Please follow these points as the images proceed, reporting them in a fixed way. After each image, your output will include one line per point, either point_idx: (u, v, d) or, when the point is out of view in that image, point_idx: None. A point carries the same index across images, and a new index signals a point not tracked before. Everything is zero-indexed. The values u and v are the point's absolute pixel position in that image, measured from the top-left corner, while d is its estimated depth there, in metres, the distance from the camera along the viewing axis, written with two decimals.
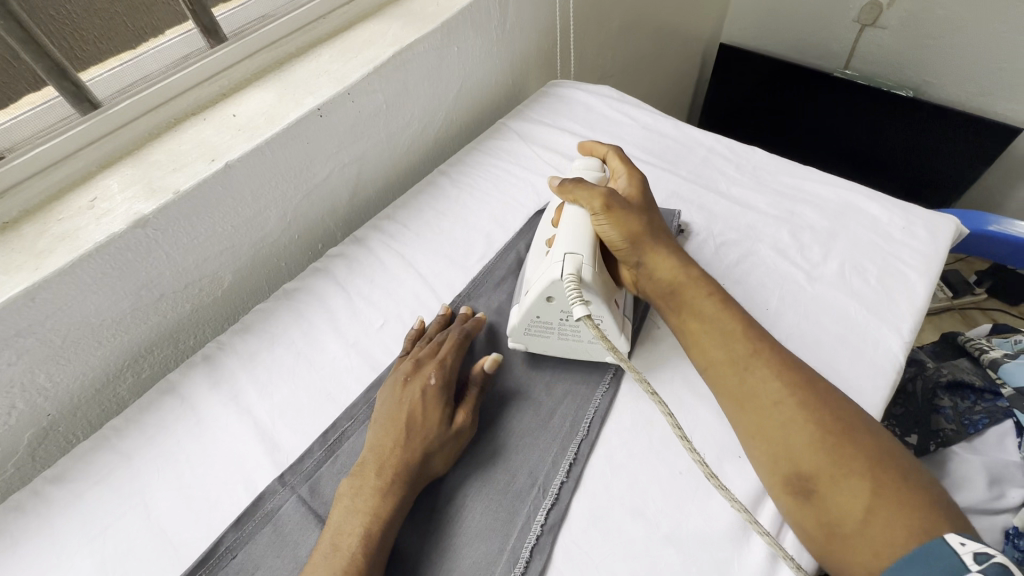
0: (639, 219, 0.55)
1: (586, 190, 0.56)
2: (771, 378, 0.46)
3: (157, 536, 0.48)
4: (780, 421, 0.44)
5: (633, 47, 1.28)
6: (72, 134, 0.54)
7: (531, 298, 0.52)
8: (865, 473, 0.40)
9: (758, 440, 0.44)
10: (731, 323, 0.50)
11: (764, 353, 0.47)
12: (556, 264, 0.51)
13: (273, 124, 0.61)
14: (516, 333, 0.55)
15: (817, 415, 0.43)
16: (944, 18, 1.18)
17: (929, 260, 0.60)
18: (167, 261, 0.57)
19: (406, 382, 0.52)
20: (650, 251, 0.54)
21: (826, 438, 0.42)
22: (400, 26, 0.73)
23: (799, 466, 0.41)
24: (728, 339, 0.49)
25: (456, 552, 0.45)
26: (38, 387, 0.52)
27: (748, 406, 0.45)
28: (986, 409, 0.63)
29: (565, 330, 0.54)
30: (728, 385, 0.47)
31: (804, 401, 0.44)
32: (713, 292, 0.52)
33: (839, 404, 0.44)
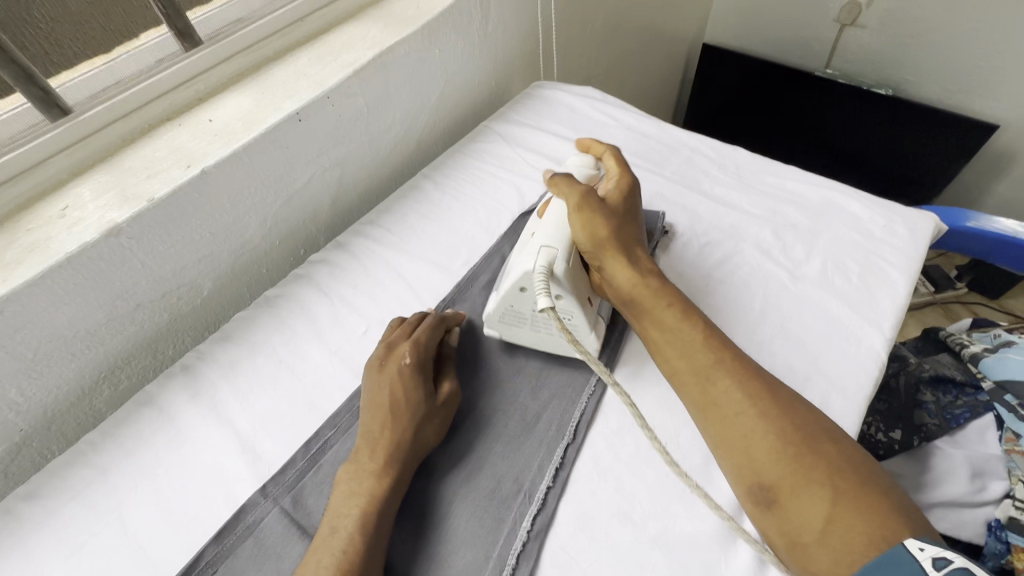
0: (608, 223, 0.53)
1: (564, 190, 0.55)
2: (735, 389, 0.44)
3: (135, 552, 0.46)
4: (742, 431, 0.43)
5: (617, 47, 1.28)
6: (41, 141, 0.53)
7: (506, 288, 0.53)
8: (826, 482, 0.39)
9: (723, 448, 0.43)
10: (695, 334, 0.48)
11: (728, 362, 0.46)
12: (531, 256, 0.52)
13: (250, 129, 0.60)
14: (492, 320, 0.57)
15: (778, 424, 0.42)
16: (922, 17, 1.20)
17: (909, 257, 0.61)
18: (143, 270, 0.55)
19: (382, 365, 0.52)
20: (613, 257, 0.53)
21: (787, 448, 0.41)
22: (381, 28, 0.72)
23: (761, 476, 0.41)
24: (692, 349, 0.48)
25: (442, 561, 0.44)
26: (9, 402, 0.51)
27: (712, 416, 0.45)
28: (968, 403, 0.64)
29: (536, 322, 0.54)
30: (691, 395, 0.46)
31: (765, 411, 0.43)
32: (676, 302, 0.50)
33: (801, 412, 0.43)
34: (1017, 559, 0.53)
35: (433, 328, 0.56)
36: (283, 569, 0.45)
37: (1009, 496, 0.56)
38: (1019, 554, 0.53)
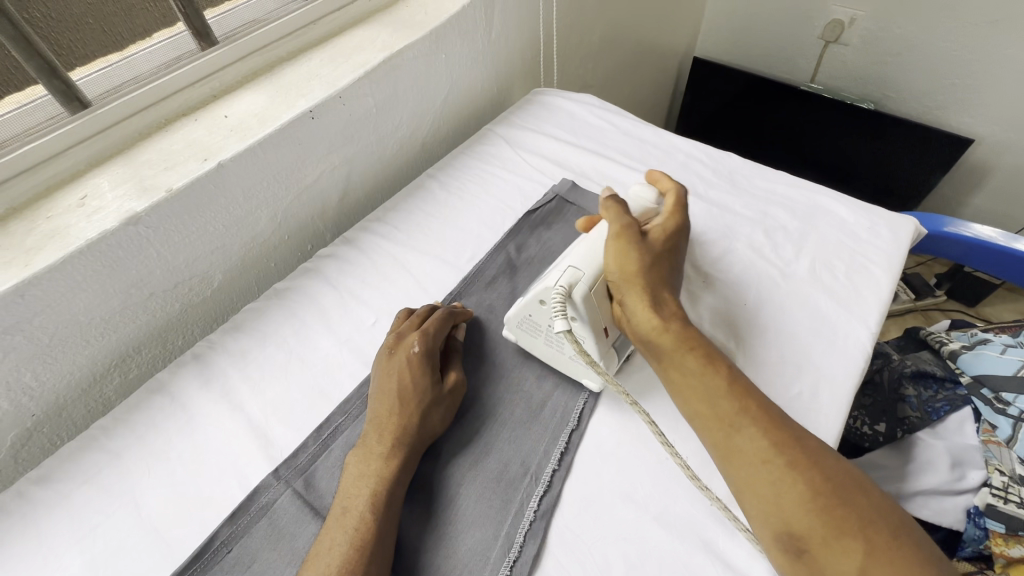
0: (641, 260, 0.51)
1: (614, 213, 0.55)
2: (761, 437, 0.43)
3: (149, 532, 0.47)
4: (770, 481, 0.41)
5: (613, 57, 1.32)
6: (62, 132, 0.54)
7: (528, 297, 0.54)
8: (859, 533, 0.38)
9: (747, 495, 0.42)
10: (719, 379, 0.47)
11: (753, 409, 0.45)
12: (557, 272, 0.53)
13: (265, 125, 0.62)
14: (511, 325, 0.58)
15: (806, 473, 0.41)
16: (901, 36, 1.26)
17: (892, 257, 0.64)
18: (158, 260, 0.57)
19: (390, 354, 0.54)
20: (637, 296, 0.51)
21: (817, 499, 0.40)
22: (390, 33, 0.75)
23: (790, 526, 0.40)
24: (716, 395, 0.46)
25: (452, 540, 0.46)
26: (23, 386, 0.51)
27: (736, 462, 0.43)
28: (947, 397, 0.67)
29: (551, 338, 0.55)
30: (714, 441, 0.45)
31: (793, 461, 0.42)
32: (699, 346, 0.49)
33: (825, 462, 0.42)
34: (995, 544, 0.55)
35: (441, 319, 0.57)
36: (297, 549, 0.46)
37: (986, 484, 0.59)
38: (996, 539, 0.56)
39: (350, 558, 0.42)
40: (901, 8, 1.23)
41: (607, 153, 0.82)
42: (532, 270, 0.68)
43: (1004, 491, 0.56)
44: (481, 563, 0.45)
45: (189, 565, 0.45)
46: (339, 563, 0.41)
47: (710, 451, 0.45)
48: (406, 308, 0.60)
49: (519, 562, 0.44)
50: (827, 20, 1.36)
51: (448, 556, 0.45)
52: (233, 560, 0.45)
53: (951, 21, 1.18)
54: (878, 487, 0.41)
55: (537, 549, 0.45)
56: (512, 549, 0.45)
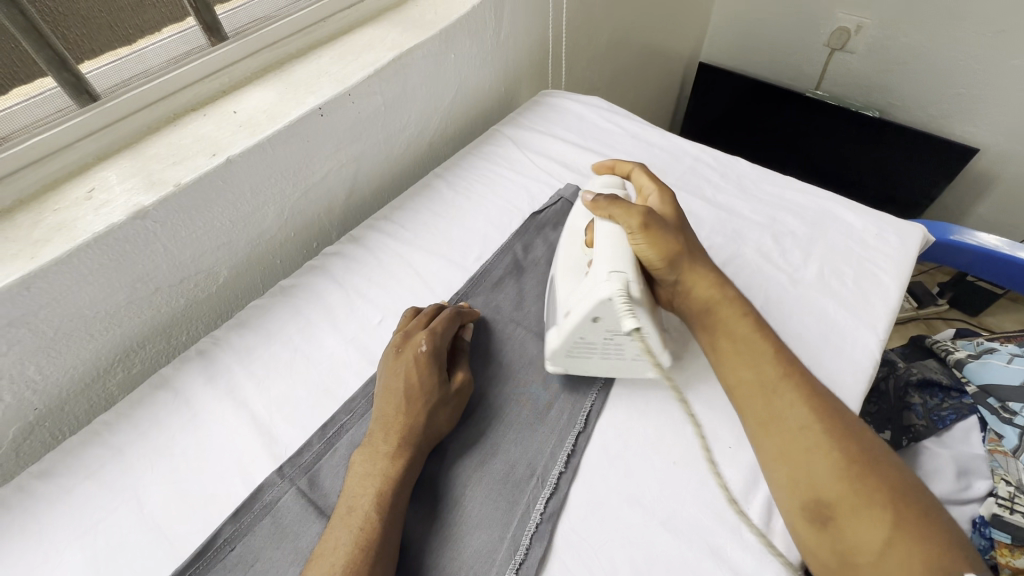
0: (675, 239, 0.54)
1: (621, 209, 0.55)
2: (801, 406, 0.46)
3: (151, 529, 0.47)
4: (804, 447, 0.44)
5: (621, 60, 1.32)
6: (71, 124, 0.54)
7: (578, 319, 0.50)
8: (887, 504, 0.40)
9: (780, 461, 0.45)
10: (765, 346, 0.50)
11: (796, 380, 0.48)
12: (602, 283, 0.50)
13: (275, 122, 0.61)
14: (557, 356, 0.53)
15: (841, 443, 0.44)
16: (907, 44, 1.26)
17: (901, 264, 0.64)
18: (165, 254, 0.56)
19: (398, 352, 0.53)
20: (689, 270, 0.55)
21: (851, 467, 0.42)
22: (400, 31, 0.75)
23: (820, 493, 0.42)
24: (762, 364, 0.49)
25: (458, 541, 0.46)
26: (27, 379, 0.51)
27: (773, 429, 0.46)
28: (953, 405, 0.66)
29: (608, 349, 0.52)
30: (754, 408, 0.48)
31: (831, 429, 0.45)
32: (749, 314, 0.53)
33: (859, 435, 0.45)
34: (1001, 555, 0.55)
35: (448, 319, 0.57)
36: (301, 548, 0.45)
37: (992, 493, 0.59)
38: (1002, 549, 0.55)
39: (356, 556, 0.41)
40: (908, 17, 1.23)
41: (615, 155, 0.82)
42: (539, 271, 0.67)
43: (1010, 501, 0.56)
44: (486, 565, 0.44)
45: (192, 562, 0.44)
46: (345, 563, 0.41)
47: (748, 419, 0.48)
48: (413, 307, 0.60)
49: (526, 565, 0.44)
50: (833, 27, 1.36)
51: (453, 557, 0.45)
52: (236, 558, 0.45)
53: (958, 31, 1.18)
54: (908, 467, 0.44)
55: (543, 552, 0.45)
56: (519, 551, 0.44)
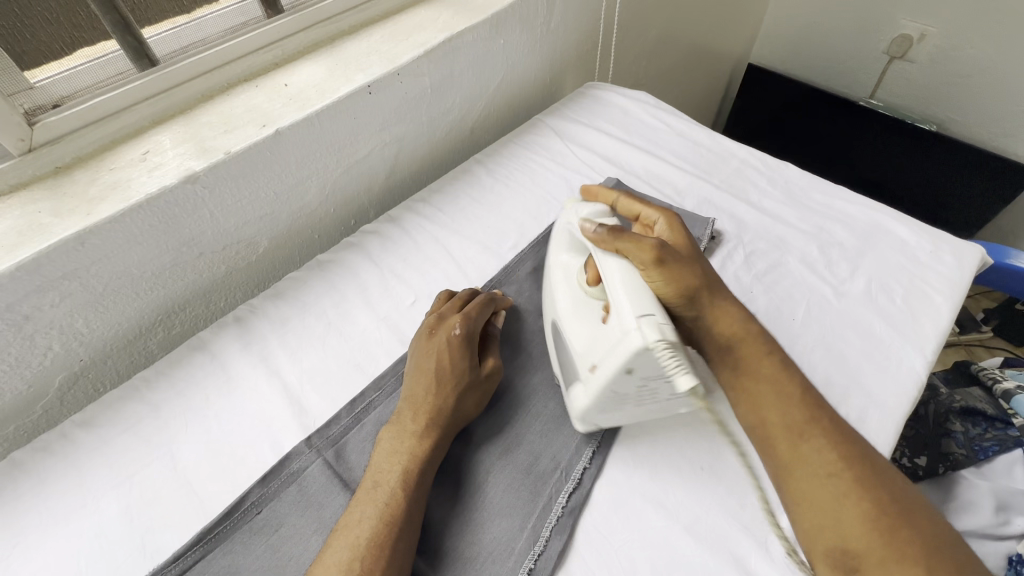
0: (692, 272, 0.51)
1: (631, 242, 0.49)
2: (830, 449, 0.44)
3: (182, 486, 0.48)
4: (833, 494, 0.42)
5: (669, 55, 1.29)
6: (130, 87, 0.55)
7: (609, 373, 0.44)
8: (919, 560, 0.38)
9: (803, 504, 0.43)
10: (792, 387, 0.48)
11: (823, 421, 0.46)
12: (633, 332, 0.42)
13: (325, 97, 0.62)
14: (585, 415, 0.48)
15: (871, 491, 0.41)
16: (975, 56, 1.20)
17: (956, 286, 0.61)
18: (210, 220, 0.58)
19: (431, 334, 0.53)
20: (710, 306, 0.51)
21: (880, 518, 0.40)
22: (451, 14, 0.74)
23: (846, 542, 0.40)
24: (787, 403, 0.47)
25: (478, 527, 0.46)
26: (76, 332, 0.53)
27: (798, 472, 0.44)
28: (997, 437, 0.63)
29: (643, 397, 0.45)
30: (778, 454, 0.45)
31: (861, 477, 0.42)
32: (775, 354, 0.50)
33: (891, 483, 0.42)
34: None
35: (482, 304, 0.57)
36: (324, 518, 0.46)
37: None
38: None
39: (379, 532, 0.42)
40: (978, 27, 1.16)
41: (657, 152, 0.81)
42: None
43: None
44: (505, 554, 0.44)
45: (220, 522, 0.45)
46: (368, 536, 0.41)
47: (770, 464, 0.46)
48: (447, 291, 0.60)
49: (544, 557, 0.44)
50: (895, 34, 1.30)
51: (473, 543, 0.45)
52: (262, 522, 0.46)
53: None
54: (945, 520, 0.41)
55: (563, 546, 0.44)
56: (538, 543, 0.44)
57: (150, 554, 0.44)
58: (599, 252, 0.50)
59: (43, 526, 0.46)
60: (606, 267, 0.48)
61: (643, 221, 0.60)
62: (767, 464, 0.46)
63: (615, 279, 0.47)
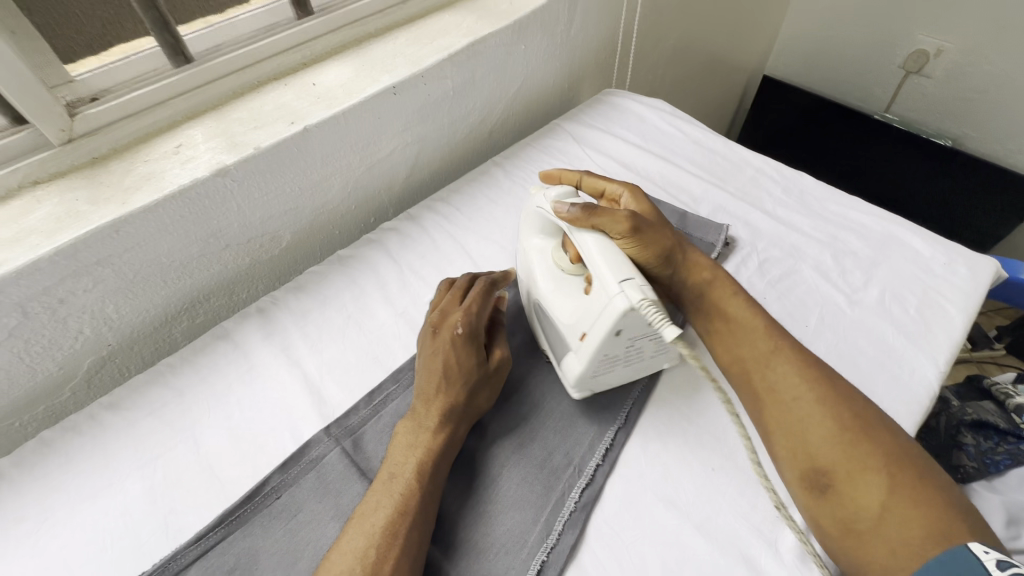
0: (663, 234, 0.54)
1: (605, 216, 0.51)
2: (795, 375, 0.47)
3: (204, 469, 0.50)
4: (799, 416, 0.45)
5: (685, 64, 1.30)
6: (166, 83, 0.57)
7: (599, 340, 0.46)
8: (882, 468, 0.40)
9: (778, 434, 0.46)
10: (756, 322, 0.51)
11: (788, 350, 0.49)
12: (616, 297, 0.44)
13: (351, 96, 0.63)
14: (581, 382, 0.51)
15: (835, 410, 0.44)
16: (991, 73, 1.20)
17: (970, 298, 0.61)
18: (237, 213, 0.59)
19: (435, 333, 0.52)
20: (684, 262, 0.56)
21: (844, 434, 0.43)
22: (475, 19, 0.76)
23: (816, 460, 0.43)
24: (754, 337, 0.50)
25: (491, 519, 0.47)
26: (106, 316, 0.55)
27: (769, 399, 0.47)
28: (1009, 450, 0.61)
29: (631, 356, 0.49)
30: (750, 385, 0.49)
31: (823, 398, 0.45)
32: (740, 292, 0.54)
33: (856, 404, 0.45)
34: None
35: (483, 295, 0.56)
36: (341, 504, 0.47)
37: None
38: None
39: (394, 522, 0.43)
40: (996, 44, 1.17)
41: (673, 159, 0.82)
42: None
43: None
44: (518, 545, 0.45)
45: (241, 505, 0.46)
46: (383, 525, 0.42)
47: (745, 397, 0.50)
48: (446, 282, 0.59)
49: (557, 550, 0.45)
50: (911, 49, 1.31)
51: (486, 533, 0.46)
52: (281, 507, 0.47)
53: None
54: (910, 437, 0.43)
55: (575, 540, 0.45)
56: (550, 536, 0.45)
57: (172, 534, 0.46)
58: (576, 230, 0.52)
59: (70, 503, 0.47)
60: (585, 244, 0.50)
61: (609, 196, 0.62)
62: (745, 401, 0.50)
63: (593, 253, 0.49)
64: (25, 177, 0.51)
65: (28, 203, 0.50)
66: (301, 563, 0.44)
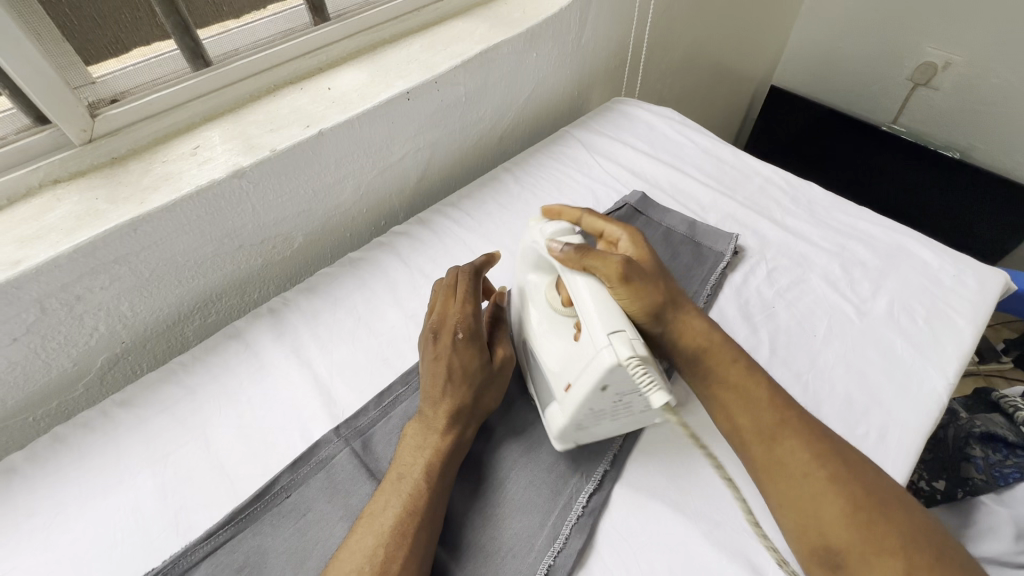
0: (654, 287, 0.52)
1: (598, 258, 0.49)
2: (803, 450, 0.44)
3: (215, 467, 0.50)
4: (809, 494, 0.43)
5: (693, 74, 1.31)
6: (185, 85, 0.58)
7: (584, 391, 0.44)
8: (899, 552, 0.39)
9: (786, 509, 0.43)
10: (757, 389, 0.49)
11: (791, 423, 0.46)
12: (604, 350, 0.43)
13: (366, 100, 0.64)
14: (563, 433, 0.49)
15: (848, 488, 0.42)
16: (1000, 86, 1.20)
17: (978, 308, 0.61)
18: (251, 214, 0.60)
19: (435, 339, 0.53)
20: (676, 322, 0.53)
21: (857, 514, 0.41)
22: (488, 27, 0.77)
23: (828, 539, 0.41)
24: (756, 408, 0.48)
25: (499, 522, 0.47)
26: (120, 314, 0.55)
27: (774, 473, 0.45)
28: (1018, 463, 0.60)
29: (618, 411, 0.46)
30: (754, 455, 0.46)
31: (833, 473, 0.43)
32: (740, 358, 0.51)
33: (867, 477, 0.43)
34: None
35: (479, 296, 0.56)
36: (350, 504, 0.47)
37: None
38: None
39: (402, 522, 0.43)
40: (1005, 57, 1.17)
41: (682, 168, 0.83)
42: None
43: None
44: (525, 550, 0.45)
45: (251, 503, 0.47)
46: (392, 525, 0.42)
47: (750, 467, 0.47)
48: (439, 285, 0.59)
49: (563, 553, 0.45)
50: (920, 61, 1.31)
51: (494, 536, 0.46)
52: (291, 506, 0.47)
53: None
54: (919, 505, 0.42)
55: (582, 544, 0.45)
56: (558, 540, 0.45)
57: (182, 531, 0.46)
58: (567, 271, 0.50)
59: (82, 498, 0.48)
60: (576, 289, 0.48)
61: (607, 238, 0.60)
62: (750, 474, 0.47)
63: (585, 297, 0.47)
64: (46, 175, 0.52)
65: (49, 201, 0.51)
66: (309, 563, 0.44)
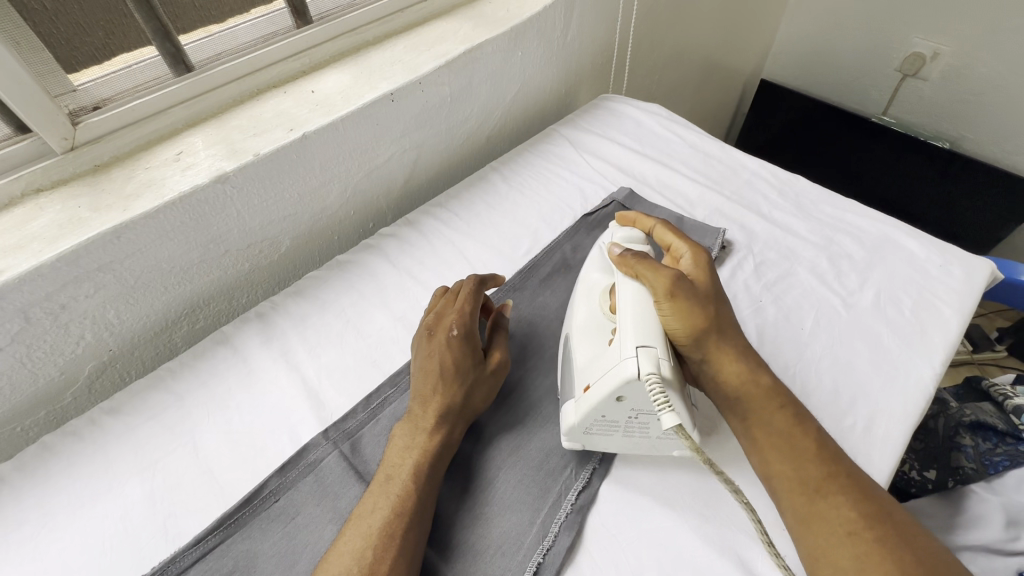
0: (706, 312, 0.49)
1: (650, 267, 0.50)
2: (850, 507, 0.42)
3: (204, 472, 0.50)
4: (853, 554, 0.40)
5: (683, 68, 1.31)
6: (166, 91, 0.58)
7: (599, 397, 0.45)
8: None
9: (823, 564, 0.41)
10: (810, 443, 0.45)
11: (843, 478, 0.44)
12: (628, 360, 0.44)
13: (349, 103, 0.64)
14: (573, 432, 0.48)
15: (894, 555, 0.40)
16: (987, 76, 1.21)
17: (964, 296, 0.61)
18: (237, 218, 0.60)
19: (430, 335, 0.53)
20: (717, 350, 0.49)
21: None
22: (472, 27, 0.77)
23: None
24: (803, 459, 0.45)
25: (488, 521, 0.47)
26: (107, 322, 0.55)
27: (817, 529, 0.42)
28: (1008, 452, 0.61)
29: (632, 427, 0.46)
30: (794, 506, 0.44)
31: (881, 536, 0.41)
32: (788, 404, 0.47)
33: (915, 546, 0.41)
34: None
35: (477, 296, 0.57)
36: (339, 507, 0.47)
37: None
38: None
39: (391, 523, 0.43)
40: (991, 46, 1.17)
41: (671, 163, 0.83)
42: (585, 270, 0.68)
43: None
44: (514, 548, 0.45)
45: (239, 508, 0.47)
46: (381, 525, 0.43)
47: (786, 517, 0.44)
48: (441, 289, 0.59)
49: (553, 552, 0.45)
50: (908, 52, 1.31)
51: (483, 535, 0.46)
52: (280, 510, 0.47)
53: None
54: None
55: (570, 542, 0.45)
56: (547, 537, 0.45)
57: (171, 538, 0.46)
58: (620, 274, 0.52)
59: (72, 506, 0.48)
60: (622, 291, 0.50)
61: (673, 254, 0.56)
62: (786, 521, 0.44)
63: (627, 304, 0.49)
64: (28, 185, 0.52)
65: (32, 210, 0.51)
66: (299, 566, 0.44)
